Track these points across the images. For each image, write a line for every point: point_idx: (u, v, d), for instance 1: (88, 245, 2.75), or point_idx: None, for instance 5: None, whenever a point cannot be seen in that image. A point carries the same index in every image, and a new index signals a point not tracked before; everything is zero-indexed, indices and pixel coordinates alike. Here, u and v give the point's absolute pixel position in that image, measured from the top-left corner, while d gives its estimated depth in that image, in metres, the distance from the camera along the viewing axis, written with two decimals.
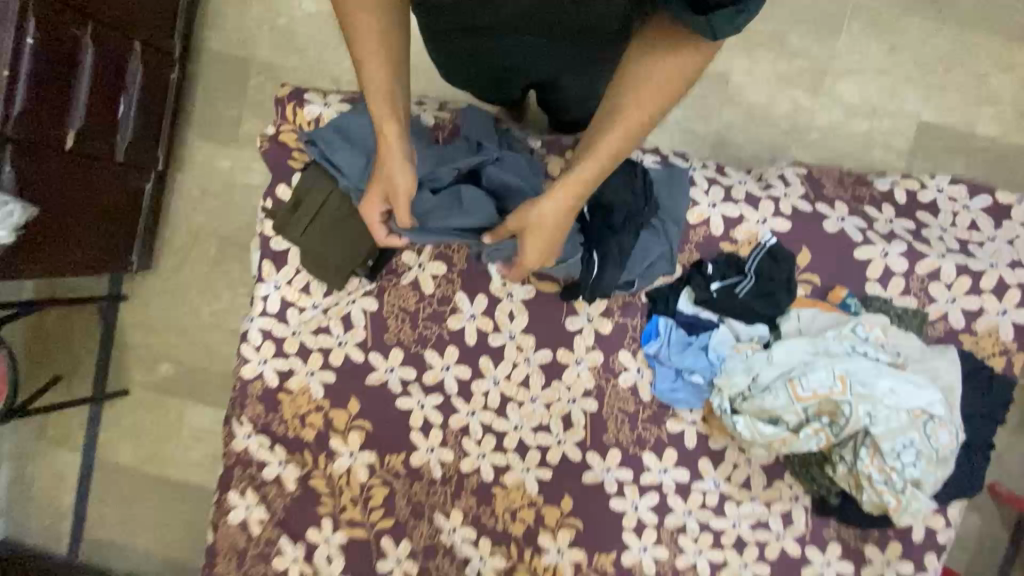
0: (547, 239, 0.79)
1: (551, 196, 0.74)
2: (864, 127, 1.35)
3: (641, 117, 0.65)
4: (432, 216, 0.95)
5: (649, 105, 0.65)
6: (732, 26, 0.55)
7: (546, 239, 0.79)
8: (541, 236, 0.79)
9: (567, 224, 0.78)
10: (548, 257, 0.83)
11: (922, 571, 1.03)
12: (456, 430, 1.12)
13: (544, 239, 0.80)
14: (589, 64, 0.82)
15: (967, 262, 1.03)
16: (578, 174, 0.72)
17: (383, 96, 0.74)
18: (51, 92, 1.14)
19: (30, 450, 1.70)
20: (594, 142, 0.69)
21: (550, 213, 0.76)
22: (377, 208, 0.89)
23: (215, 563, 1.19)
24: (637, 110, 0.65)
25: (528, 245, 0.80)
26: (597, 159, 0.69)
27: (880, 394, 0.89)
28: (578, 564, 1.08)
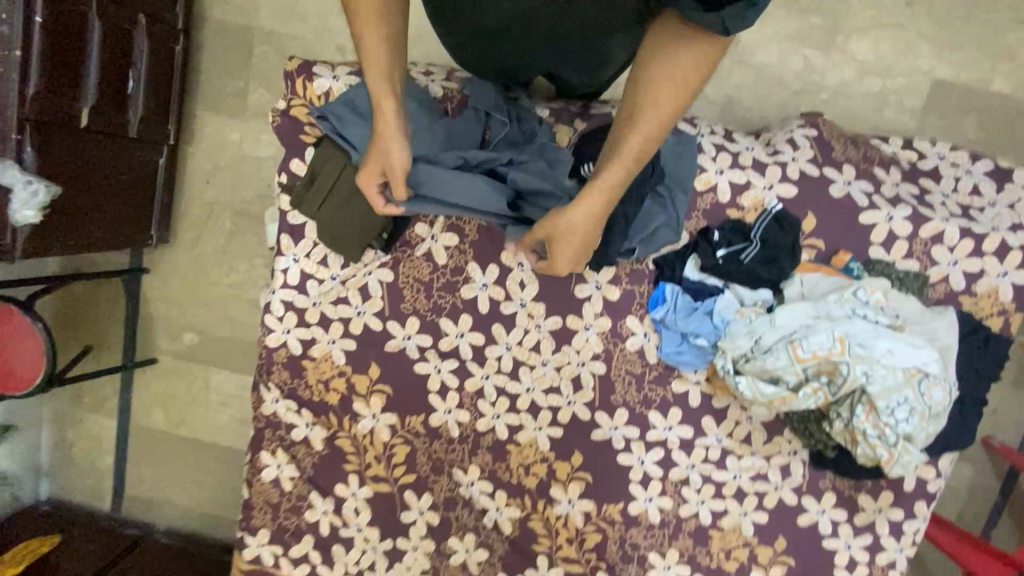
0: (577, 245, 0.79)
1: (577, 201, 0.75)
2: (876, 86, 1.33)
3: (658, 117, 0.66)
4: (426, 187, 0.93)
5: (668, 105, 0.65)
6: (744, 23, 0.56)
7: (575, 246, 0.79)
8: (570, 242, 0.78)
9: (597, 232, 0.78)
10: (578, 262, 0.82)
11: (912, 517, 1.10)
12: (471, 393, 1.18)
13: (573, 245, 0.79)
14: (588, 60, 0.83)
15: (970, 226, 1.05)
16: (603, 178, 0.72)
17: (382, 69, 0.74)
18: (64, 71, 1.16)
19: (68, 416, 1.80)
20: (615, 147, 0.70)
21: (578, 219, 0.76)
22: (373, 181, 0.87)
23: (251, 516, 1.29)
24: (654, 110, 0.66)
25: (558, 248, 0.80)
26: (620, 163, 0.70)
27: (877, 354, 0.93)
28: (587, 514, 1.16)
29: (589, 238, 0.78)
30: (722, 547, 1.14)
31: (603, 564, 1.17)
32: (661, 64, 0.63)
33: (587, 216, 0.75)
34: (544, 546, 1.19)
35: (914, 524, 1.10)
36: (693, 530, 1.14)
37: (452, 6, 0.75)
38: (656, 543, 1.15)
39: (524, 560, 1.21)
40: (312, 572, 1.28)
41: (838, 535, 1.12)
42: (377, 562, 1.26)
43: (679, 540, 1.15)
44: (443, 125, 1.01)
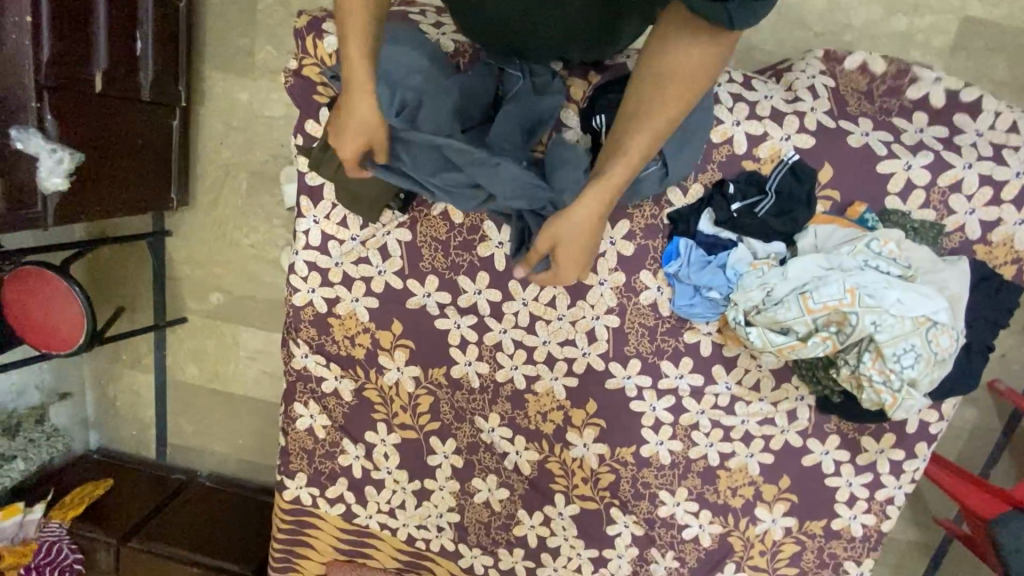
0: (579, 251, 0.80)
1: (579, 202, 0.76)
2: (903, 25, 1.28)
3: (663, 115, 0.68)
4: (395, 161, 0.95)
5: (675, 104, 0.67)
6: (747, 11, 0.57)
7: (578, 250, 0.80)
8: (571, 246, 0.79)
9: (599, 235, 0.80)
10: (579, 270, 0.83)
11: (912, 457, 1.16)
12: (490, 346, 1.23)
13: (575, 250, 0.79)
14: (605, 47, 0.84)
15: (991, 173, 1.04)
16: (608, 177, 0.74)
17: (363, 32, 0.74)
18: (73, 35, 1.16)
19: (109, 372, 1.91)
20: (620, 148, 0.72)
21: (581, 223, 0.77)
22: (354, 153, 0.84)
23: (289, 461, 1.39)
24: (660, 108, 0.67)
25: (562, 253, 0.80)
26: (626, 163, 0.72)
27: (887, 304, 0.95)
28: (602, 456, 1.24)
29: (591, 243, 0.80)
30: (729, 485, 1.22)
31: (616, 501, 1.25)
32: (668, 64, 0.65)
33: (590, 217, 0.77)
34: (561, 486, 1.28)
35: (915, 463, 1.16)
36: (702, 470, 1.22)
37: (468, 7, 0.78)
38: (667, 482, 1.23)
39: (543, 498, 1.30)
40: (348, 510, 1.40)
41: (840, 473, 1.18)
42: (406, 501, 1.37)
43: (688, 479, 1.22)
44: (456, 83, 0.99)
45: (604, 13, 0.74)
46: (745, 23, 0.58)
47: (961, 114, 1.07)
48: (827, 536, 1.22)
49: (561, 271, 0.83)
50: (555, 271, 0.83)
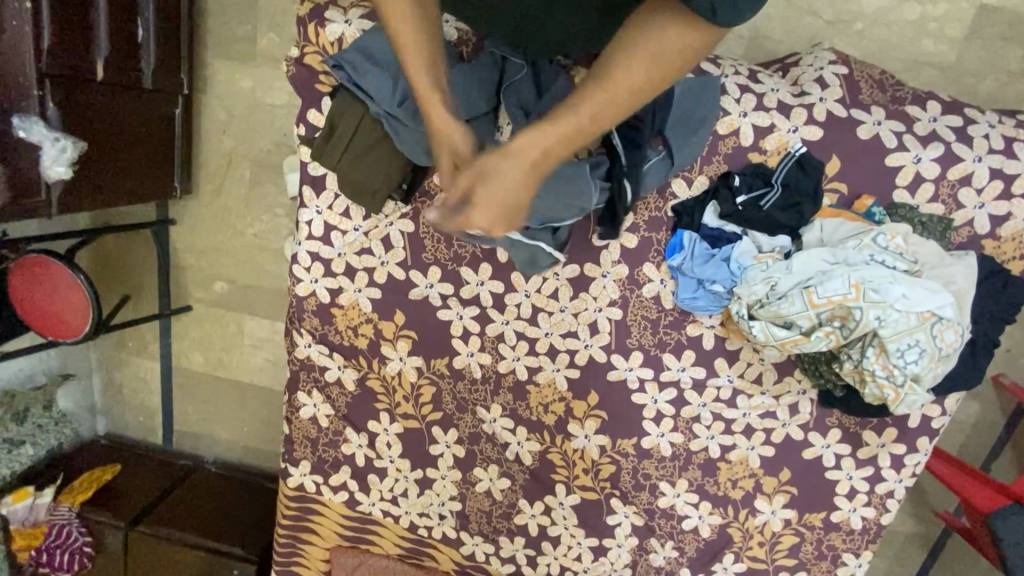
0: (496, 197, 0.68)
1: (514, 147, 0.65)
2: (916, 13, 1.25)
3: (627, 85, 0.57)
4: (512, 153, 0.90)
5: (644, 80, 0.57)
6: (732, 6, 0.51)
7: (496, 195, 0.68)
8: (490, 188, 0.68)
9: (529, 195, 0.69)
10: (494, 221, 0.70)
11: (914, 451, 1.16)
12: (492, 337, 1.23)
13: (492, 195, 0.68)
14: None
15: (1002, 167, 1.02)
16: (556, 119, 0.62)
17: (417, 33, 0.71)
18: (74, 23, 1.15)
19: (115, 359, 1.93)
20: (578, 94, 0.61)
21: (508, 170, 0.66)
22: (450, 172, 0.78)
23: (293, 448, 1.40)
24: (625, 77, 0.57)
25: (478, 193, 0.68)
26: (579, 108, 0.60)
27: (892, 299, 0.94)
28: (603, 447, 1.25)
29: (517, 198, 0.68)
30: (729, 477, 1.22)
31: (617, 491, 1.26)
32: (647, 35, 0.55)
33: (517, 167, 0.65)
34: (562, 476, 1.29)
35: (916, 457, 1.16)
36: (703, 462, 1.22)
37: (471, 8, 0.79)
38: (667, 474, 1.24)
39: (543, 488, 1.31)
40: (351, 498, 1.41)
41: (841, 466, 1.18)
42: (409, 489, 1.38)
43: (689, 470, 1.23)
44: (462, 75, 0.99)
45: (603, 19, 0.73)
46: (728, 19, 0.52)
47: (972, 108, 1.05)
48: (826, 528, 1.23)
49: (473, 214, 0.70)
50: (466, 217, 0.71)
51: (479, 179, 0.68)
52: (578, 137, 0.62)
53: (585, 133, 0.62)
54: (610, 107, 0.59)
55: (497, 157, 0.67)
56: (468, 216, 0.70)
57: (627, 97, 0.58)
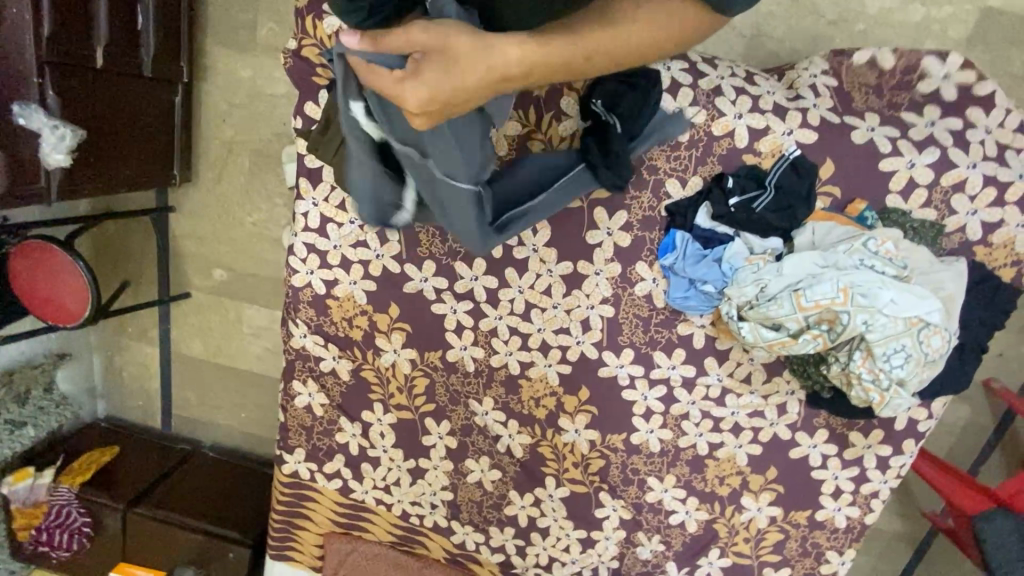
0: (443, 82, 0.60)
1: (498, 43, 0.58)
2: (919, 15, 1.24)
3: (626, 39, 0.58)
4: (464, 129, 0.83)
5: (641, 41, 0.58)
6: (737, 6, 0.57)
7: (445, 78, 0.60)
8: (441, 69, 0.59)
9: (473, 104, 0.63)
10: (423, 104, 0.61)
11: (900, 453, 1.17)
12: (485, 332, 1.24)
13: (439, 78, 0.60)
14: None
15: (996, 173, 1.03)
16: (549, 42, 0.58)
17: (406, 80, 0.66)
18: (73, 10, 1.15)
19: (115, 344, 1.95)
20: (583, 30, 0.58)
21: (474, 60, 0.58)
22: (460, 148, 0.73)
23: (288, 436, 1.43)
24: (627, 32, 0.58)
25: (426, 70, 0.60)
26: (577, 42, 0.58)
27: (880, 304, 0.95)
28: (592, 442, 1.26)
29: (464, 93, 0.60)
30: (717, 474, 1.24)
31: (605, 485, 1.28)
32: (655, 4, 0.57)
33: (489, 71, 0.59)
34: (552, 469, 1.31)
35: (901, 459, 1.17)
36: (691, 458, 1.24)
37: None
38: (655, 469, 1.25)
39: (533, 480, 1.33)
40: (344, 485, 1.44)
41: (827, 466, 1.20)
42: (401, 478, 1.40)
43: (677, 466, 1.25)
44: None
45: None
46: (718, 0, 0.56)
47: (976, 108, 1.04)
48: (811, 526, 1.24)
49: (403, 86, 0.61)
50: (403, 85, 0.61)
51: (434, 57, 0.60)
52: (560, 69, 0.59)
53: (570, 69, 0.59)
54: (601, 50, 0.58)
55: (469, 42, 0.59)
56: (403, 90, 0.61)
57: (624, 51, 0.59)
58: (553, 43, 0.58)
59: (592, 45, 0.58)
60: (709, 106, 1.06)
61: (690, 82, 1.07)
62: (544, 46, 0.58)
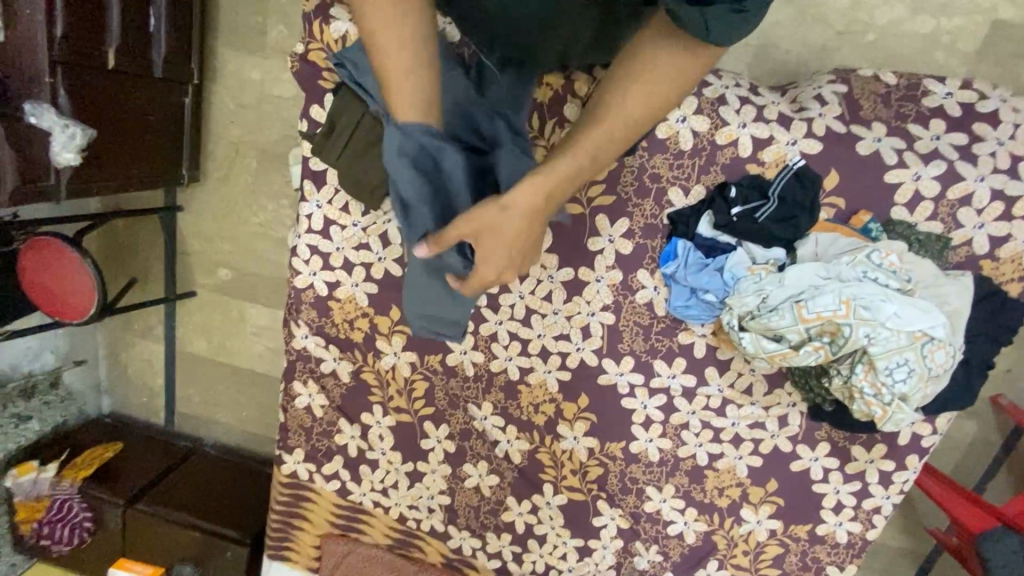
0: (504, 244, 0.68)
1: (514, 195, 0.65)
2: (929, 26, 1.23)
3: (626, 124, 0.60)
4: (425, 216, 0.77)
5: (639, 115, 0.59)
6: (727, 26, 0.52)
7: (503, 241, 0.68)
8: (493, 236, 0.68)
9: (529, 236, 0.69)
10: (500, 270, 0.71)
11: (903, 469, 1.15)
12: (486, 336, 1.24)
13: (498, 243, 0.68)
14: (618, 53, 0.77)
15: (1004, 187, 1.01)
16: (553, 166, 0.64)
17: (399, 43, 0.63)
18: (85, 12, 1.17)
19: (121, 341, 1.97)
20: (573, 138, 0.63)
21: (519, 221, 0.66)
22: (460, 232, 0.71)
23: (288, 436, 1.43)
24: (622, 116, 0.60)
25: (483, 243, 0.69)
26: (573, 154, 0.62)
27: (883, 317, 0.94)
28: (591, 450, 1.26)
29: (525, 241, 0.69)
30: (716, 485, 1.23)
31: (604, 493, 1.28)
32: (644, 69, 0.57)
33: (527, 215, 0.66)
34: (550, 476, 1.30)
35: (904, 474, 1.16)
36: (690, 469, 1.22)
37: (473, 19, 0.73)
38: (653, 478, 1.24)
39: (531, 487, 1.32)
40: (342, 487, 1.44)
41: (829, 480, 1.18)
42: (399, 481, 1.40)
43: (676, 476, 1.23)
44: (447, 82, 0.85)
45: (598, 35, 0.72)
46: (721, 39, 0.53)
47: (982, 122, 1.02)
48: (811, 540, 1.23)
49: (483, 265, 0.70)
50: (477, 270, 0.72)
51: (483, 231, 0.68)
52: (577, 177, 0.64)
53: (585, 172, 0.64)
54: (605, 143, 0.62)
55: (500, 211, 0.66)
56: (480, 267, 0.71)
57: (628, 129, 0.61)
58: (558, 167, 0.64)
59: (598, 145, 0.62)
60: (712, 115, 1.06)
61: (694, 90, 1.06)
62: (548, 172, 0.64)
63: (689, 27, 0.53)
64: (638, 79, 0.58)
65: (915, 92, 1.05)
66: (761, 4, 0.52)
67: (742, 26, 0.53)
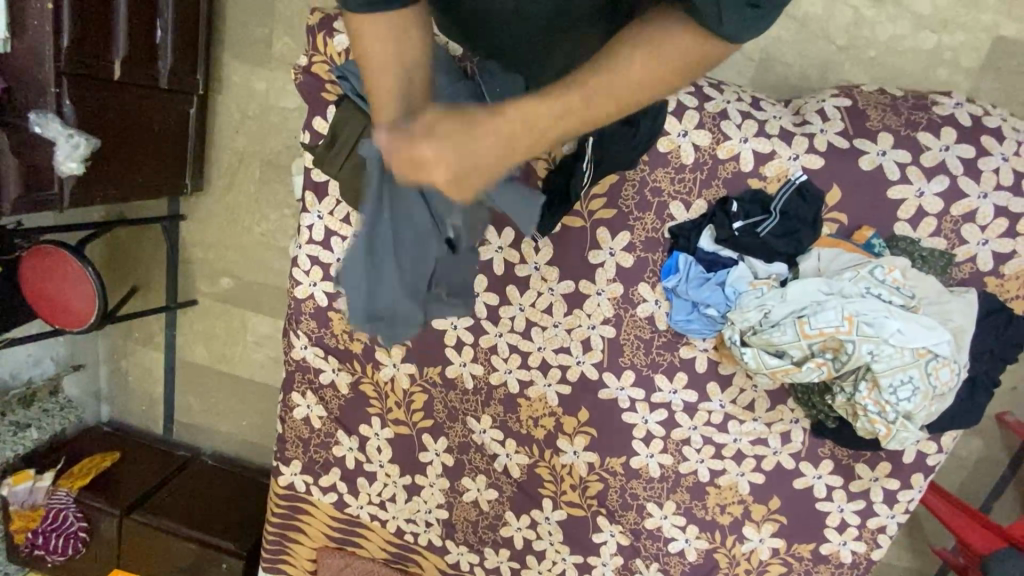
0: (464, 148, 0.55)
1: (507, 109, 0.54)
2: (931, 42, 1.23)
3: (628, 85, 0.52)
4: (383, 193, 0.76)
5: (647, 77, 0.51)
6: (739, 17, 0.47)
7: (467, 143, 0.54)
8: (459, 127, 0.55)
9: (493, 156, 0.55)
10: (442, 161, 0.55)
11: (908, 487, 1.13)
12: (485, 349, 1.24)
13: (456, 136, 0.55)
14: None
15: (1008, 204, 1.01)
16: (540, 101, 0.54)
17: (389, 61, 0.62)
18: (93, 24, 1.19)
19: (121, 348, 1.97)
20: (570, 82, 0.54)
21: (493, 135, 0.54)
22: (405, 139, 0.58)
23: (285, 447, 1.42)
24: (627, 72, 0.51)
25: (440, 126, 0.55)
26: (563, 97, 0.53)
27: (886, 334, 0.93)
28: (591, 464, 1.24)
29: (484, 164, 0.55)
30: (718, 502, 1.21)
31: (604, 509, 1.26)
32: (659, 36, 0.50)
33: (503, 134, 0.54)
34: (550, 491, 1.29)
35: (910, 493, 1.14)
36: (691, 485, 1.21)
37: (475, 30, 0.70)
38: (654, 495, 1.23)
39: (530, 502, 1.31)
40: (340, 499, 1.42)
41: (832, 499, 1.17)
42: (397, 494, 1.39)
43: (677, 493, 1.22)
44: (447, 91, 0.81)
45: None
46: (733, 31, 0.48)
47: (989, 136, 1.02)
48: (814, 559, 1.21)
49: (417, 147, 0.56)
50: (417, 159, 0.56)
51: (455, 120, 0.56)
52: (567, 119, 0.53)
53: (575, 116, 0.53)
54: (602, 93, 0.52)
55: (492, 120, 0.54)
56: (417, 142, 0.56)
57: (629, 91, 0.52)
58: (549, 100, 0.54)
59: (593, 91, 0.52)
60: (714, 130, 1.06)
61: (695, 105, 1.06)
62: (550, 102, 0.53)
63: (703, 10, 0.47)
64: (651, 41, 0.50)
65: (918, 107, 1.04)
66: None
67: (757, 22, 0.47)
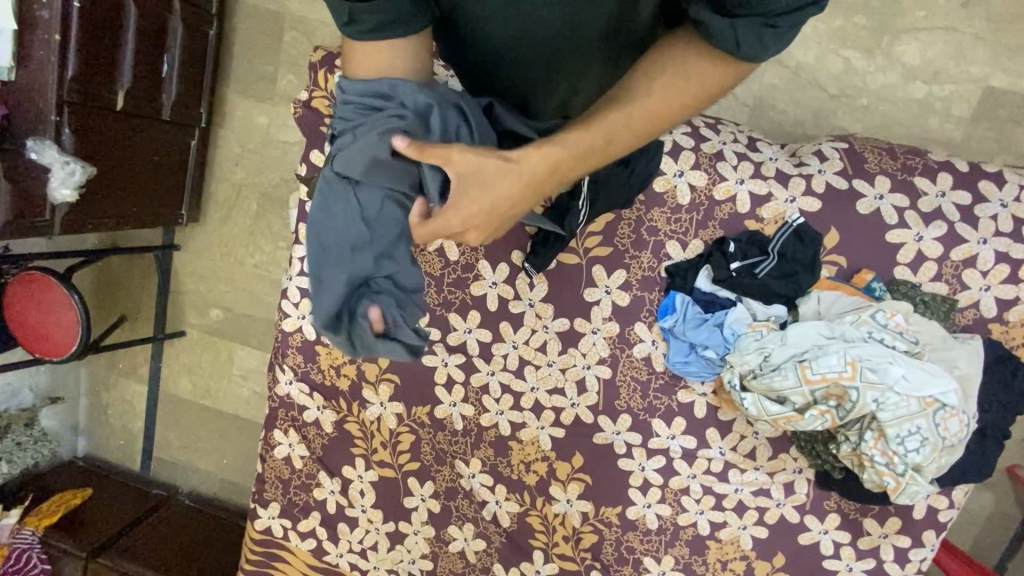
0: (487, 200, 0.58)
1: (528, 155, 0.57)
2: (921, 92, 1.26)
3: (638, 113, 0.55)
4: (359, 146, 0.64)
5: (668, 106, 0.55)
6: (759, 44, 0.50)
7: (483, 192, 0.58)
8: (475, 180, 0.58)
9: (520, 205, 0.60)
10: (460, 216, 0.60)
11: (919, 545, 1.07)
12: (477, 388, 1.19)
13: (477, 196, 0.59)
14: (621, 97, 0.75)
15: (1008, 250, 0.99)
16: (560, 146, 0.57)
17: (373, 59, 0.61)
18: (101, 57, 1.21)
19: (104, 380, 1.92)
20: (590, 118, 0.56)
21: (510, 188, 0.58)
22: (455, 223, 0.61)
23: (264, 488, 1.35)
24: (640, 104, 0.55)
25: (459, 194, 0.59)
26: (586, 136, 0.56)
27: (891, 381, 0.91)
28: (585, 514, 1.18)
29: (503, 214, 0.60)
30: (718, 558, 1.14)
31: (598, 564, 1.18)
32: (673, 64, 0.54)
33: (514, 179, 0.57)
34: (540, 542, 1.21)
35: (922, 552, 1.07)
36: (690, 538, 1.14)
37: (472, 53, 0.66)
38: (652, 549, 1.15)
39: (520, 553, 1.23)
40: (319, 546, 1.34)
41: (840, 556, 1.09)
42: (379, 542, 1.31)
43: (676, 547, 1.15)
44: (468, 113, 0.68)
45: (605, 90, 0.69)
46: (751, 52, 0.50)
47: (987, 182, 1.01)
48: None
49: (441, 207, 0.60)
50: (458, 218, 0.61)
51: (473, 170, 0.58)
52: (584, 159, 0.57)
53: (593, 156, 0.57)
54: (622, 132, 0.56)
55: (497, 158, 0.58)
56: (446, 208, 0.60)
57: (642, 123, 0.55)
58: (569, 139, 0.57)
59: (612, 128, 0.55)
60: (710, 171, 1.06)
61: (692, 145, 1.07)
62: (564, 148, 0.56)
63: (719, 38, 0.50)
64: (671, 74, 0.54)
65: (913, 154, 1.05)
66: (796, 18, 0.49)
67: (775, 42, 0.50)
